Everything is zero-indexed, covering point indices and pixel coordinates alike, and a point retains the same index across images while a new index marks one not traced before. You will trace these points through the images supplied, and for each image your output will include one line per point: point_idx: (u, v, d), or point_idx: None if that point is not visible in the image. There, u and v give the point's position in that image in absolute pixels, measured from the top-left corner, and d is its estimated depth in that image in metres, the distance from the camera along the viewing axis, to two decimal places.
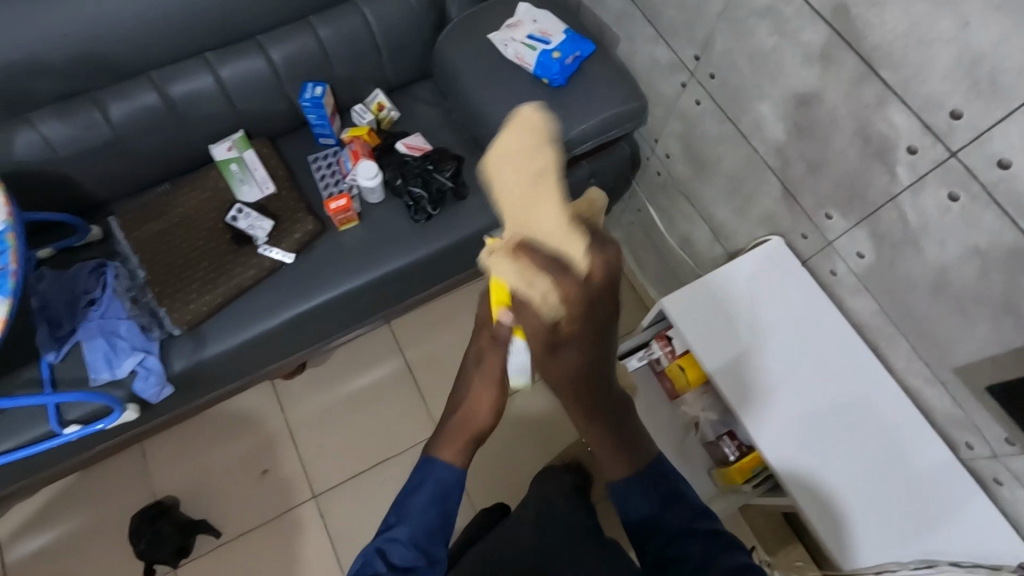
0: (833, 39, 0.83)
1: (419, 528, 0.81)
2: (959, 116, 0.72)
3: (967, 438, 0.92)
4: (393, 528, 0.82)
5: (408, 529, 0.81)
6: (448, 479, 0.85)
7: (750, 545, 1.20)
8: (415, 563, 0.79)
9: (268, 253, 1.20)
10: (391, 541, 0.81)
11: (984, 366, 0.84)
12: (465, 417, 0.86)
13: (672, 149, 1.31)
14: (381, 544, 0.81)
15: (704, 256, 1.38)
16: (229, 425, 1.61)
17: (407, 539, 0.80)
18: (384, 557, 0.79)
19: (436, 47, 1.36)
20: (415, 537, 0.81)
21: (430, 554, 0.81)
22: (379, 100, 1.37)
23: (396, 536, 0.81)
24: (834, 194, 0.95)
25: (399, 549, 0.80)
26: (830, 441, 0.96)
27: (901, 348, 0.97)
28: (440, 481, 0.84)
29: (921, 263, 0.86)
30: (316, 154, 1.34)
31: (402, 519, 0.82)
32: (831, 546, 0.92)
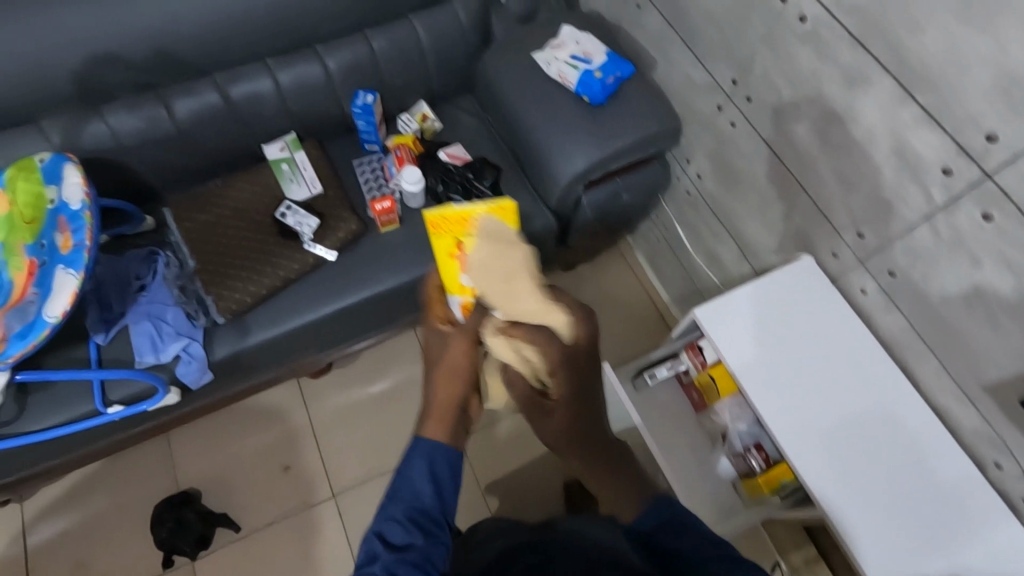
0: (872, 63, 0.88)
1: (415, 501, 0.70)
2: (994, 138, 0.76)
3: (996, 457, 0.94)
4: (389, 506, 0.71)
5: (404, 507, 0.70)
6: (437, 455, 0.72)
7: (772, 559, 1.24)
8: (413, 540, 0.67)
9: (313, 249, 1.25)
10: (386, 521, 0.69)
11: (1015, 383, 0.86)
12: (447, 375, 0.76)
13: (704, 169, 1.36)
14: (376, 526, 0.69)
15: (730, 273, 1.42)
16: (254, 420, 1.64)
17: (402, 516, 0.69)
18: (381, 539, 0.68)
19: (480, 63, 1.44)
20: (412, 509, 0.70)
21: (431, 530, 0.70)
22: (424, 111, 1.43)
23: (390, 514, 0.69)
24: (867, 212, 0.99)
25: (395, 527, 0.68)
26: (857, 451, 0.98)
27: (930, 365, 0.99)
28: (430, 455, 0.72)
29: (954, 280, 0.89)
30: (361, 159, 1.39)
31: (396, 498, 0.71)
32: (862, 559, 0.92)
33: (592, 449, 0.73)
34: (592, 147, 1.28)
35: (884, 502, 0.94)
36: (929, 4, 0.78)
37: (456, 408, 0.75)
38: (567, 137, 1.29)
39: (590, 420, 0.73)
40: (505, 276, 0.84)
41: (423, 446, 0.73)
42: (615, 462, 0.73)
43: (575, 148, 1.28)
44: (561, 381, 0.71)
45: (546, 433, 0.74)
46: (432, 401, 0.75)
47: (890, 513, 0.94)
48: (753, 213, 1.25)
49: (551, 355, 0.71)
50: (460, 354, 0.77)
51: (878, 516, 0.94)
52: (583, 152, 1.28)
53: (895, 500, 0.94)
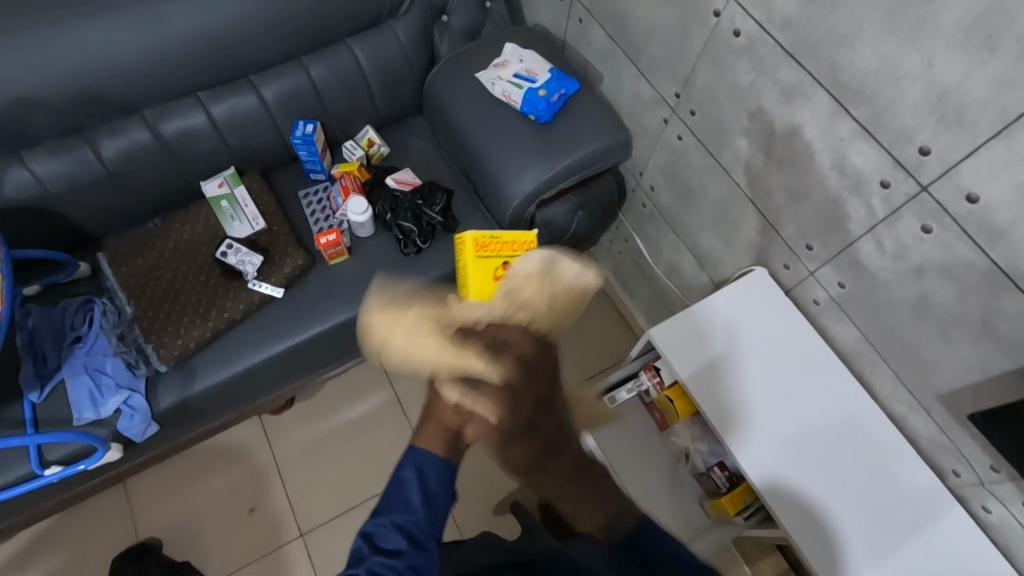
0: (806, 77, 0.87)
1: (406, 514, 0.75)
2: (928, 151, 0.75)
3: (954, 465, 0.93)
4: (381, 514, 0.75)
5: (395, 516, 0.74)
6: (427, 468, 0.78)
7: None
8: (400, 545, 0.71)
9: (258, 288, 1.21)
10: (379, 525, 0.74)
11: (965, 392, 0.86)
12: (444, 402, 0.79)
13: (657, 182, 1.34)
14: (368, 529, 0.74)
15: (691, 285, 1.41)
16: (215, 461, 1.58)
17: (393, 524, 0.73)
18: (371, 538, 0.72)
19: (425, 85, 1.41)
20: (402, 519, 0.74)
21: (419, 540, 0.73)
22: (369, 136, 1.40)
23: (382, 520, 0.74)
24: (813, 224, 0.98)
25: (388, 533, 0.73)
26: (821, 466, 0.96)
27: (885, 375, 0.98)
28: (421, 466, 0.78)
29: (901, 291, 0.88)
30: (308, 189, 1.36)
31: (387, 508, 0.76)
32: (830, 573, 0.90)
33: (548, 466, 0.73)
34: (541, 166, 1.25)
35: (850, 518, 0.92)
36: (856, 18, 0.77)
37: (448, 430, 0.79)
38: (515, 157, 1.26)
39: (545, 460, 0.73)
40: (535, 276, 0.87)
41: (415, 454, 0.79)
42: (594, 489, 0.75)
43: (524, 168, 1.26)
44: (510, 376, 0.71)
45: (507, 459, 0.74)
46: (428, 416, 0.79)
47: (857, 529, 0.92)
48: (707, 226, 1.24)
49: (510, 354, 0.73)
50: None
51: (844, 533, 0.92)
52: (532, 172, 1.25)
53: (861, 515, 0.92)
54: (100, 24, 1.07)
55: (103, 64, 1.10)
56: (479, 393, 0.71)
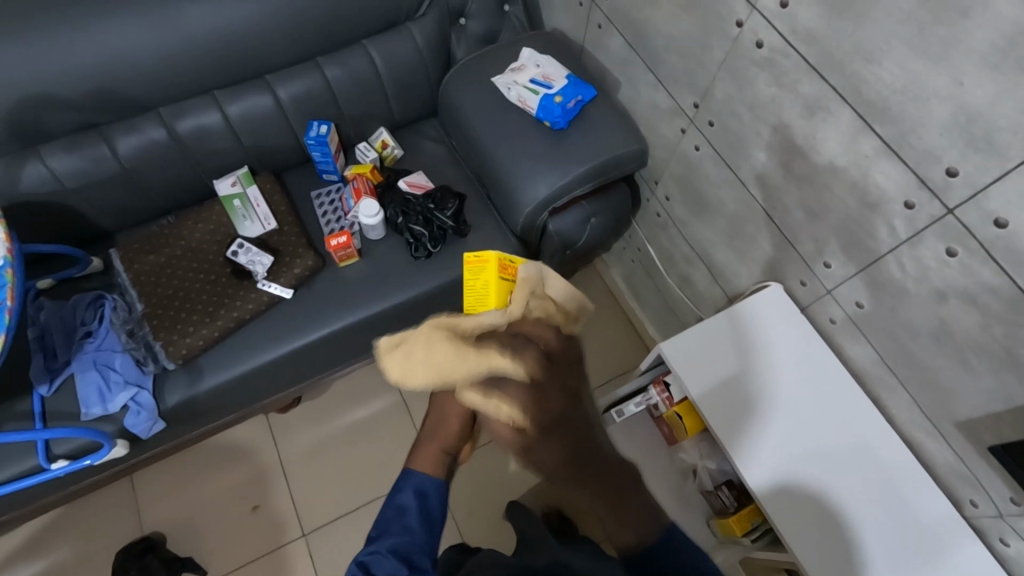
0: (828, 92, 0.85)
1: (402, 537, 0.77)
2: (956, 173, 0.73)
3: (971, 495, 0.90)
4: (375, 541, 0.77)
5: (390, 541, 0.76)
6: (425, 491, 0.82)
7: None
8: (399, 569, 0.73)
9: (267, 288, 1.21)
10: (373, 553, 0.75)
11: (986, 421, 0.83)
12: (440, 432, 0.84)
13: (672, 192, 1.32)
14: (362, 557, 0.75)
15: (703, 297, 1.39)
16: (220, 458, 1.59)
17: (387, 549, 0.75)
18: (366, 567, 0.73)
19: (440, 89, 1.40)
20: (398, 543, 0.76)
21: (415, 563, 0.75)
22: (384, 137, 1.39)
23: (377, 547, 0.76)
24: (831, 242, 0.95)
25: (382, 559, 0.74)
26: (833, 489, 0.93)
27: (902, 399, 0.96)
28: (419, 489, 0.82)
29: (921, 315, 0.85)
30: (320, 190, 1.36)
31: (385, 532, 0.78)
32: None
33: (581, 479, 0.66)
34: (554, 174, 1.24)
35: (862, 544, 0.90)
36: (883, 33, 0.74)
37: (445, 453, 0.84)
38: (528, 164, 1.25)
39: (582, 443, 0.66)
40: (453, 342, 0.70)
41: (414, 478, 0.83)
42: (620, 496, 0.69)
43: (537, 174, 1.24)
44: (532, 411, 0.64)
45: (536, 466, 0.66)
46: (426, 440, 0.84)
47: (869, 557, 0.89)
48: (722, 239, 1.22)
49: (522, 398, 0.64)
50: (455, 407, 0.83)
51: (855, 559, 0.89)
52: (545, 179, 1.24)
53: (874, 541, 0.90)
54: (117, 22, 1.08)
55: (119, 63, 1.10)
56: (507, 393, 0.64)
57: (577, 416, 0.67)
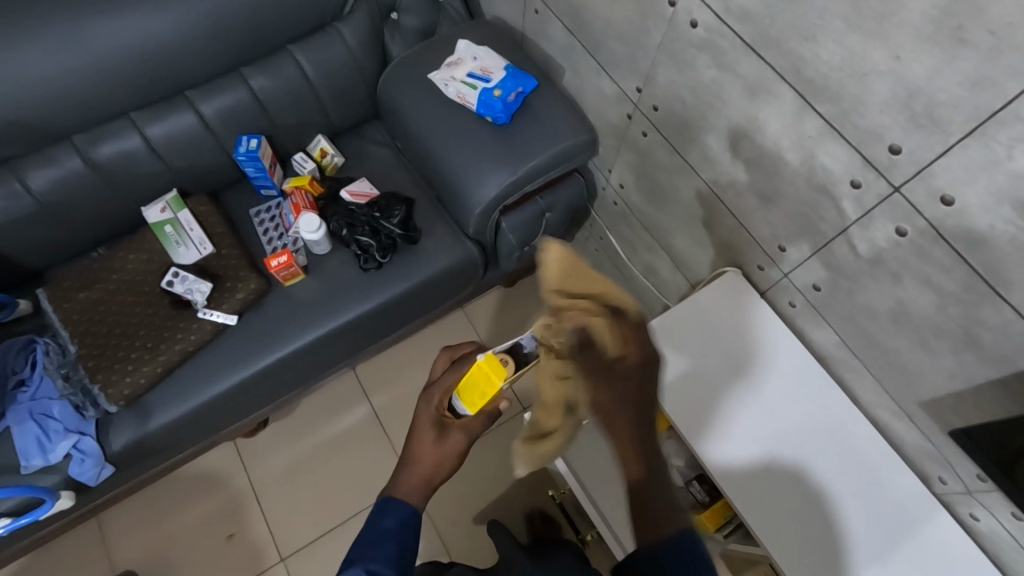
0: (768, 72, 0.81)
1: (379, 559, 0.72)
2: (899, 150, 0.70)
3: (940, 472, 0.89)
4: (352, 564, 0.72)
5: (368, 563, 0.71)
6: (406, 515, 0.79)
7: None
8: None
9: (209, 317, 1.15)
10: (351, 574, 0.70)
11: (950, 401, 0.81)
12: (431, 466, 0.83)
13: (627, 180, 1.28)
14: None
15: (667, 284, 1.35)
16: (192, 488, 1.55)
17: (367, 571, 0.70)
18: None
19: (380, 90, 1.34)
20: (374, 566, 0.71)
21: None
22: (322, 145, 1.33)
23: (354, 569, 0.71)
24: (786, 228, 0.92)
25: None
26: (805, 479, 0.90)
27: (866, 380, 0.94)
28: (403, 518, 0.78)
29: (879, 297, 0.82)
30: (259, 206, 1.29)
31: (361, 555, 0.73)
32: None
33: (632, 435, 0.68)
34: (504, 170, 1.20)
35: (838, 538, 0.86)
36: (815, 9, 0.70)
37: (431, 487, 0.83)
38: (477, 162, 1.21)
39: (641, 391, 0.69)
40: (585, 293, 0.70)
41: (399, 505, 0.79)
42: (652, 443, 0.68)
43: (486, 172, 1.21)
44: (631, 349, 0.69)
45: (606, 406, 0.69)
46: (411, 464, 0.83)
47: (848, 551, 0.85)
48: (678, 226, 1.18)
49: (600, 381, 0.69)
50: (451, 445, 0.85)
51: (831, 554, 0.86)
52: (494, 177, 1.20)
53: (850, 534, 0.86)
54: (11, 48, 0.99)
55: (21, 92, 1.02)
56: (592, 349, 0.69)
57: (648, 401, 0.69)
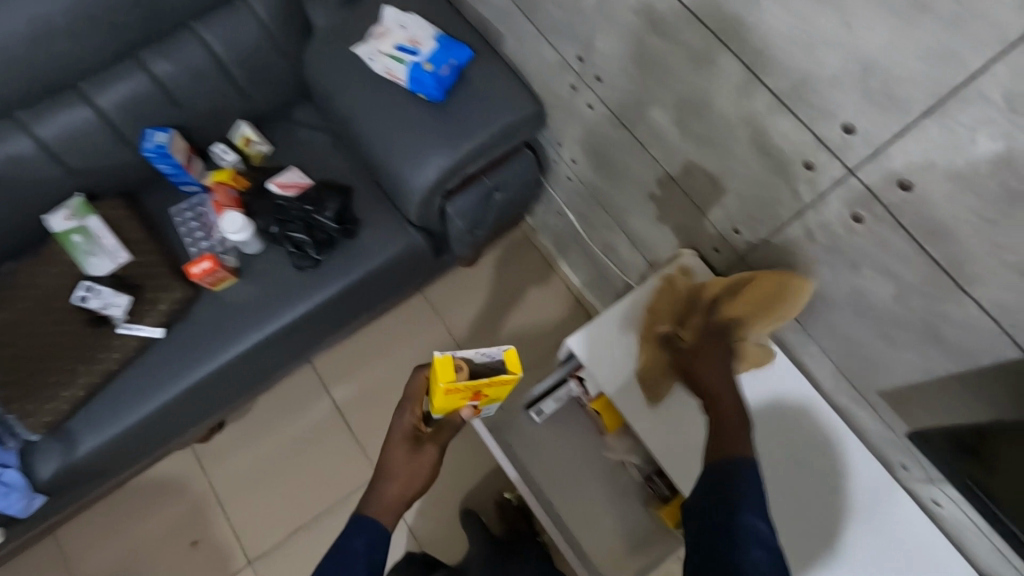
0: (712, 40, 0.71)
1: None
2: (853, 130, 0.62)
3: (902, 459, 0.86)
4: None
5: None
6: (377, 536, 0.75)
7: None
8: None
9: (132, 331, 1.07)
10: None
11: (911, 392, 0.76)
12: (405, 483, 0.80)
13: (578, 154, 1.19)
14: None
15: (627, 263, 1.28)
16: (151, 495, 1.50)
17: None
18: None
19: (304, 67, 1.21)
20: None
21: None
22: (245, 133, 1.21)
23: None
24: (740, 210, 0.85)
25: None
26: (765, 481, 0.87)
27: (827, 367, 0.89)
28: (371, 539, 0.75)
29: (837, 285, 0.76)
30: (180, 205, 1.19)
31: None
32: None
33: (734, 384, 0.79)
34: (443, 150, 1.10)
35: (804, 540, 0.84)
36: None
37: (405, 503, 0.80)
38: (413, 144, 1.11)
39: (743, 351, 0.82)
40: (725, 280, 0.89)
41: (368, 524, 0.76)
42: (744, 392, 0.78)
43: (423, 154, 1.11)
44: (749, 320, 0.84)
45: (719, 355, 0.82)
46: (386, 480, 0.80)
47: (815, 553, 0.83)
48: (633, 204, 1.10)
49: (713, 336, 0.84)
50: (425, 458, 0.83)
51: (799, 557, 0.83)
52: (432, 160, 1.10)
53: (817, 535, 0.84)
54: None
55: None
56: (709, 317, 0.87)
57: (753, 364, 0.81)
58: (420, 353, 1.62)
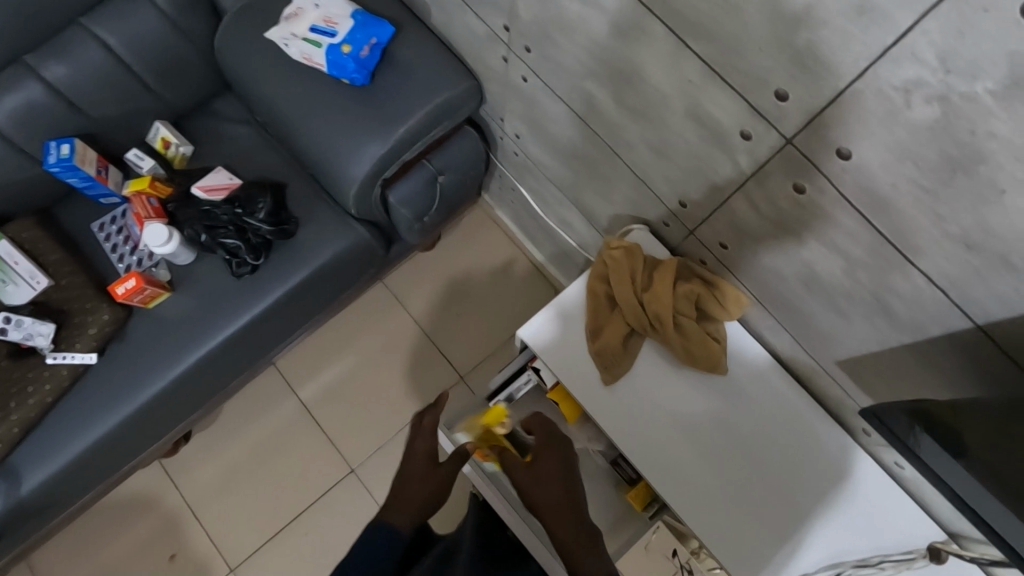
0: (632, 5, 0.65)
1: None
2: (786, 98, 0.57)
3: (864, 425, 0.84)
4: None
5: None
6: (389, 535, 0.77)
7: None
8: None
9: (62, 360, 1.02)
10: None
11: (867, 361, 0.73)
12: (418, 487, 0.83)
13: (521, 129, 1.12)
14: None
15: (584, 238, 1.23)
16: (123, 513, 1.46)
17: None
18: None
19: (218, 57, 1.12)
20: None
21: None
22: (162, 135, 1.13)
23: None
24: (684, 183, 0.80)
25: None
26: (724, 449, 0.87)
27: (785, 338, 0.86)
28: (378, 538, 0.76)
29: (786, 257, 0.72)
30: (102, 219, 1.12)
31: None
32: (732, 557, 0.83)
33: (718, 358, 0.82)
34: (373, 138, 1.03)
35: (767, 503, 0.84)
36: None
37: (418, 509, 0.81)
38: (342, 134, 1.04)
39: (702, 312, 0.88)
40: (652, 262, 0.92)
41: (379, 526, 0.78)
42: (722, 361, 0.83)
43: (354, 144, 1.03)
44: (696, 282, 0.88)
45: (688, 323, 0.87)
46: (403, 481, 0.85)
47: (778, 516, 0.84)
48: (580, 180, 1.05)
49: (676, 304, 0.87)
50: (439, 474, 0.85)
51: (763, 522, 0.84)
52: (364, 150, 1.03)
53: (779, 498, 0.84)
54: None
55: None
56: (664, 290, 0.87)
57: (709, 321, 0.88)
58: (385, 344, 1.58)
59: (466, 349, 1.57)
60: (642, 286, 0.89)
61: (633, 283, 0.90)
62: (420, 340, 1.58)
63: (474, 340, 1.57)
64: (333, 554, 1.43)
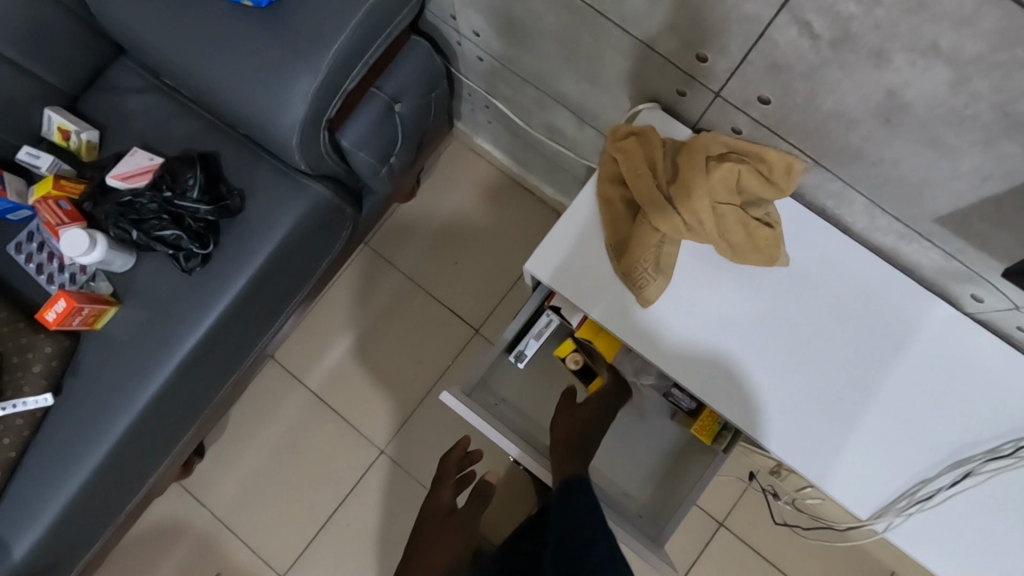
0: None
1: None
2: None
3: (973, 289, 0.68)
4: None
5: None
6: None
7: (749, 471, 1.11)
8: None
9: (12, 409, 0.86)
10: None
11: (982, 200, 0.57)
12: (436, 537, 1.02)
13: (479, 24, 0.91)
14: None
15: (577, 143, 1.04)
16: (152, 544, 1.37)
17: None
18: None
19: (92, 10, 0.91)
20: None
21: None
22: (58, 123, 0.94)
23: None
24: (701, 26, 0.61)
25: None
26: (805, 359, 0.71)
27: (857, 204, 0.69)
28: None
29: (858, 90, 0.55)
30: (15, 239, 0.95)
31: None
32: (846, 482, 0.68)
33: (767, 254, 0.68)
34: (301, 70, 0.82)
35: (868, 409, 0.69)
36: None
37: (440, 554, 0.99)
38: (263, 71, 0.84)
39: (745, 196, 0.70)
40: (672, 148, 0.73)
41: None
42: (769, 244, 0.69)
43: (279, 81, 0.83)
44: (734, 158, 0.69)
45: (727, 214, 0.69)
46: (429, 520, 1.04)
47: (883, 419, 0.69)
48: (560, 68, 0.85)
49: (715, 192, 0.68)
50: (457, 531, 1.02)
51: (866, 430, 0.69)
52: (292, 86, 0.83)
53: (882, 398, 0.69)
54: None
55: None
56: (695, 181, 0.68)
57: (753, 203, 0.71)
58: (384, 313, 1.42)
59: (475, 300, 1.41)
60: (664, 181, 0.71)
61: (653, 178, 0.72)
62: (423, 301, 1.42)
63: (482, 287, 1.41)
64: (382, 541, 1.34)
